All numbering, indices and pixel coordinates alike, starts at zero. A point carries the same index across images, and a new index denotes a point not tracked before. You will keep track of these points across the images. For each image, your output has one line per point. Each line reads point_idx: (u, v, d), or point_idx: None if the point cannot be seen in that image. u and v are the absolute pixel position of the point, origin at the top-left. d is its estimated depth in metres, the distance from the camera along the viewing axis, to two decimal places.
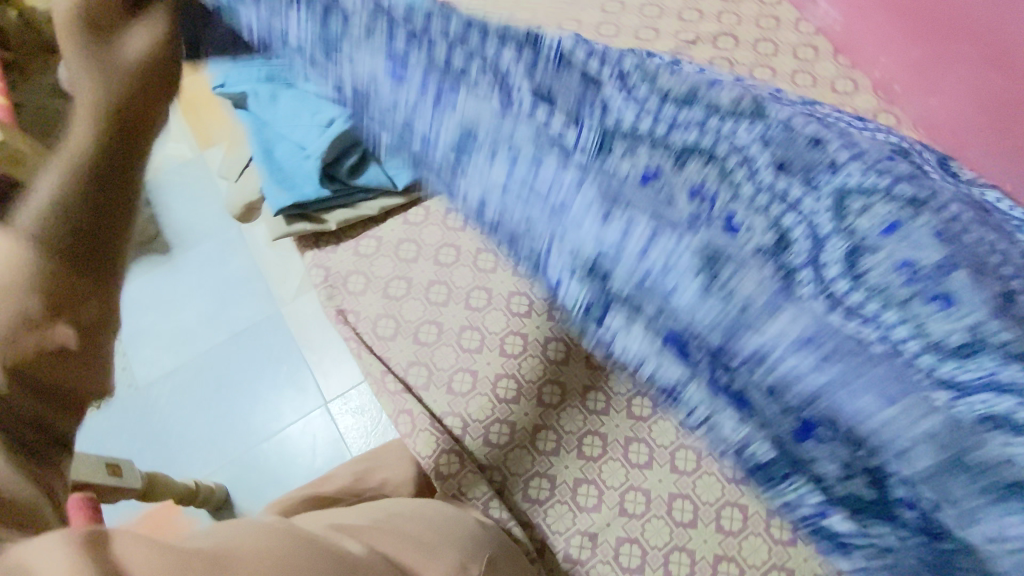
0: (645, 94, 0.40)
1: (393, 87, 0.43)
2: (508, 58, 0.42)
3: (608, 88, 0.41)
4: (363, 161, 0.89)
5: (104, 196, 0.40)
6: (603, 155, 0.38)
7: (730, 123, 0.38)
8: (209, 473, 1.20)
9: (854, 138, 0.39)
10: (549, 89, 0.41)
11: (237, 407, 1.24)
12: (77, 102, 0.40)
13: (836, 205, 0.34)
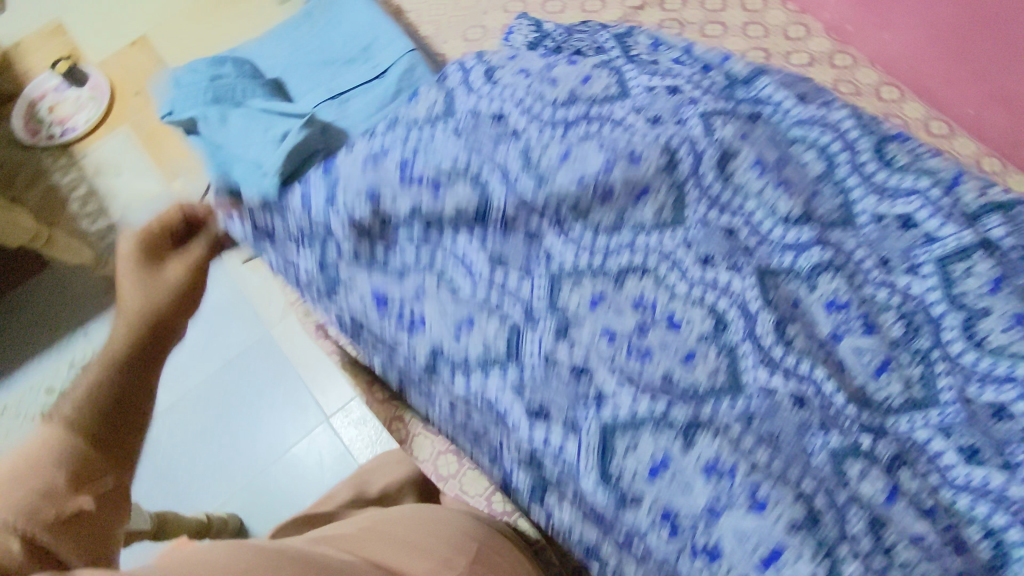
0: (579, 232, 0.66)
1: (379, 317, 0.67)
2: (463, 244, 0.67)
3: (551, 234, 0.67)
4: None
5: (140, 377, 0.60)
6: (558, 311, 0.63)
7: (656, 237, 0.66)
8: (220, 504, 1.19)
9: (739, 234, 0.67)
10: (500, 252, 0.66)
11: (239, 434, 1.23)
12: (124, 307, 0.62)
13: (744, 313, 0.62)
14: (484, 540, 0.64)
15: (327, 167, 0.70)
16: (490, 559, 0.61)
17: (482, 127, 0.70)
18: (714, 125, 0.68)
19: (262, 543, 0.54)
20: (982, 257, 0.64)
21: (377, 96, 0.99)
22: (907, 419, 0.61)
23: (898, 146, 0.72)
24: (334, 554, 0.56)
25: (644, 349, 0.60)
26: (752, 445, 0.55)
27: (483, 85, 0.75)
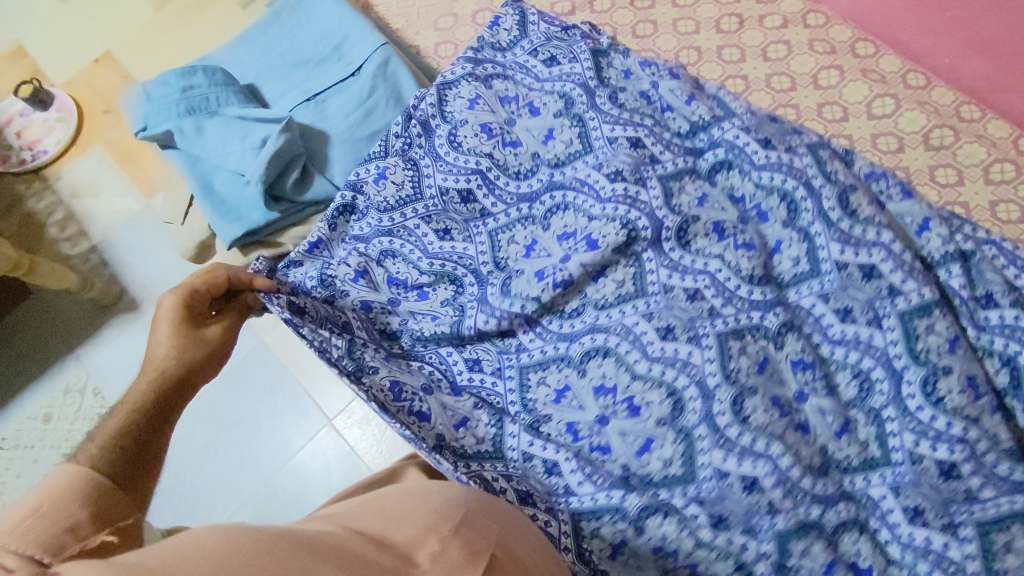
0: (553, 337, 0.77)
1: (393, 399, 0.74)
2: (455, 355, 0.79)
3: (531, 372, 0.76)
4: (304, 175, 0.86)
5: (157, 426, 0.62)
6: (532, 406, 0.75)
7: (617, 312, 0.75)
8: (230, 514, 1.17)
9: (702, 295, 0.73)
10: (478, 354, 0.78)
11: (242, 442, 1.22)
12: (163, 343, 0.66)
13: (701, 393, 0.69)
14: (474, 504, 0.52)
15: (312, 243, 0.83)
16: (478, 520, 0.50)
17: (451, 209, 0.84)
18: (673, 191, 0.78)
19: (219, 533, 0.42)
20: (940, 315, 0.67)
21: (354, 94, 0.91)
22: (863, 476, 0.66)
23: (861, 196, 0.74)
24: (291, 538, 0.44)
25: (602, 444, 0.71)
26: (722, 534, 0.65)
27: (449, 152, 0.86)
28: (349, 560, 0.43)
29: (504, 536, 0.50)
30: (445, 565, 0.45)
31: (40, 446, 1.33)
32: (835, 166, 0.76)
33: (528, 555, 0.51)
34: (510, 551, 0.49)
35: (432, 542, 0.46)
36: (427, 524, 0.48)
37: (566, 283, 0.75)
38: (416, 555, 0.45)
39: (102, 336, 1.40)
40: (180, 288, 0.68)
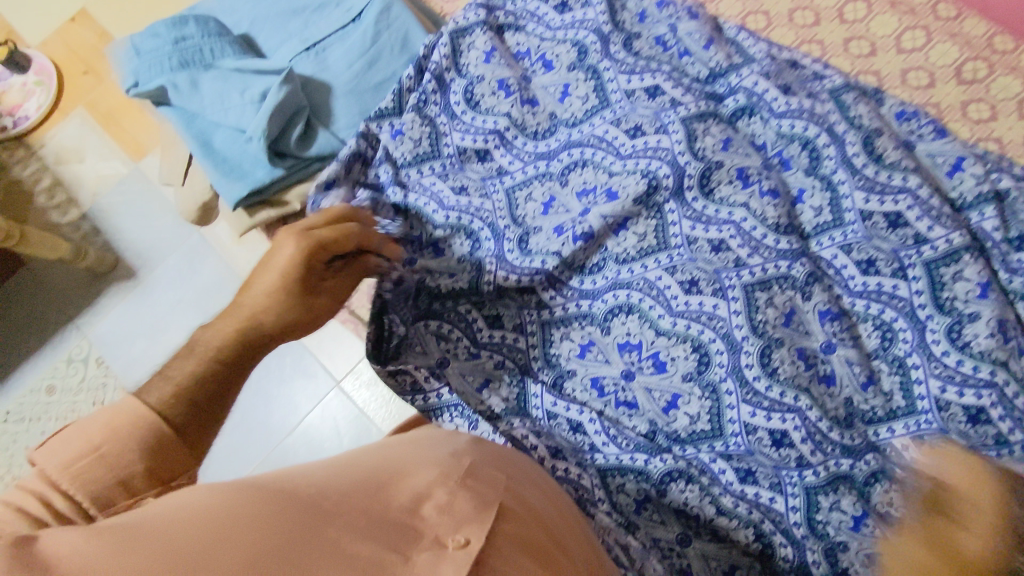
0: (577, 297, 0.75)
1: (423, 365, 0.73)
2: (478, 320, 0.76)
3: (554, 329, 0.75)
4: (310, 130, 0.82)
5: (228, 382, 0.58)
6: (555, 365, 0.74)
7: (640, 266, 0.73)
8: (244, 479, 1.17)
9: (728, 245, 0.71)
10: (499, 314, 0.76)
11: (252, 409, 1.21)
12: (269, 290, 0.62)
13: (727, 346, 0.67)
14: (480, 455, 0.49)
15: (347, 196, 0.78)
16: (485, 472, 0.46)
17: (468, 168, 0.82)
18: (696, 135, 0.74)
19: (214, 492, 0.39)
20: (970, 260, 0.65)
21: (356, 43, 0.87)
22: (887, 427, 0.65)
23: (887, 140, 0.71)
24: (298, 489, 0.41)
25: (628, 400, 0.70)
26: (750, 488, 0.65)
27: (466, 111, 0.83)
28: (353, 507, 0.40)
29: (513, 485, 0.47)
30: (455, 518, 0.41)
31: (45, 417, 1.32)
32: (860, 108, 0.74)
33: (540, 502, 0.47)
34: (523, 500, 0.45)
35: (438, 496, 0.43)
36: (434, 475, 0.45)
37: (587, 236, 0.73)
38: (422, 506, 0.42)
39: (100, 306, 1.37)
40: (312, 238, 0.64)
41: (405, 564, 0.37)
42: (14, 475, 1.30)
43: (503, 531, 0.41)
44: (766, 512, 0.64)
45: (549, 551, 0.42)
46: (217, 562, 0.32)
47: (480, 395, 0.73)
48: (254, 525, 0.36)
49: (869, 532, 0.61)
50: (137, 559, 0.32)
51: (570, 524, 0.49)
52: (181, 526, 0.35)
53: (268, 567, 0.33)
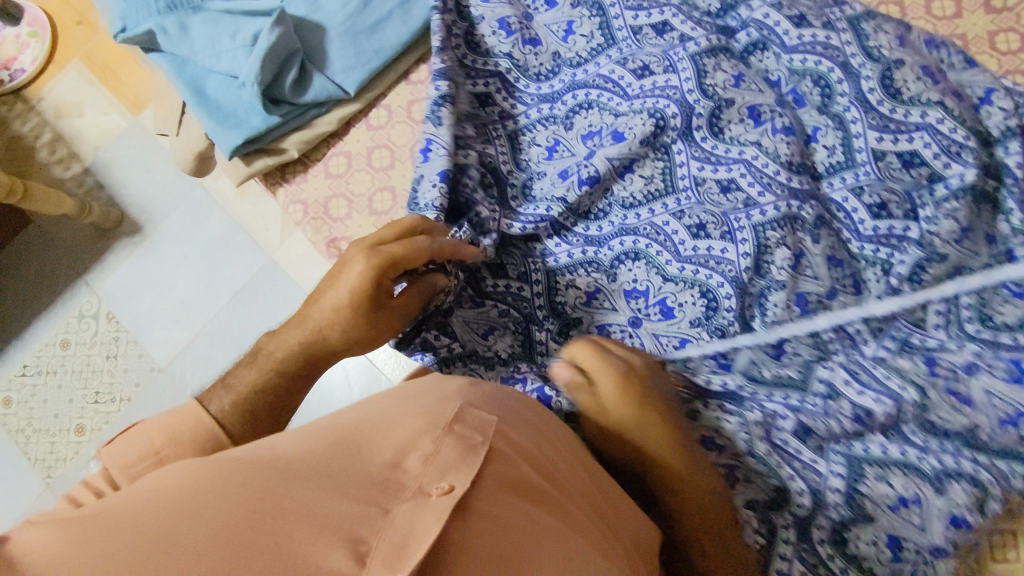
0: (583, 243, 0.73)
1: None
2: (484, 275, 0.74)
3: (562, 275, 0.73)
4: (305, 72, 0.79)
5: (286, 393, 0.58)
6: (560, 314, 0.72)
7: (645, 212, 0.72)
8: None
9: (738, 185, 0.69)
10: (502, 264, 0.74)
11: None
12: (337, 309, 0.57)
13: (735, 291, 0.66)
14: (469, 396, 0.45)
15: (438, 176, 0.71)
16: (475, 414, 0.43)
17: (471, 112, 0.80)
18: (706, 70, 0.71)
19: (180, 474, 0.35)
20: (970, 201, 0.64)
21: None
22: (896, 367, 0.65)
23: (907, 70, 0.67)
24: (276, 458, 0.37)
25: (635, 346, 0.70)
26: (793, 445, 0.61)
27: (469, 54, 0.81)
28: (333, 469, 0.37)
29: (503, 425, 0.44)
30: (439, 466, 0.38)
31: (62, 371, 1.34)
32: (883, 36, 0.69)
33: (532, 440, 0.45)
34: (512, 441, 0.43)
35: (424, 443, 0.39)
36: (421, 420, 0.41)
37: (593, 180, 0.71)
38: (406, 456, 0.38)
39: (108, 261, 1.37)
40: (384, 256, 0.57)
41: (385, 516, 0.33)
42: (35, 427, 1.32)
43: (490, 472, 0.39)
44: (800, 470, 0.60)
45: (537, 493, 0.41)
46: (185, 541, 0.29)
47: (486, 342, 0.70)
48: (224, 500, 0.32)
49: (906, 516, 0.57)
50: (102, 546, 0.28)
51: (567, 461, 0.47)
52: (144, 511, 0.31)
53: (241, 544, 0.29)
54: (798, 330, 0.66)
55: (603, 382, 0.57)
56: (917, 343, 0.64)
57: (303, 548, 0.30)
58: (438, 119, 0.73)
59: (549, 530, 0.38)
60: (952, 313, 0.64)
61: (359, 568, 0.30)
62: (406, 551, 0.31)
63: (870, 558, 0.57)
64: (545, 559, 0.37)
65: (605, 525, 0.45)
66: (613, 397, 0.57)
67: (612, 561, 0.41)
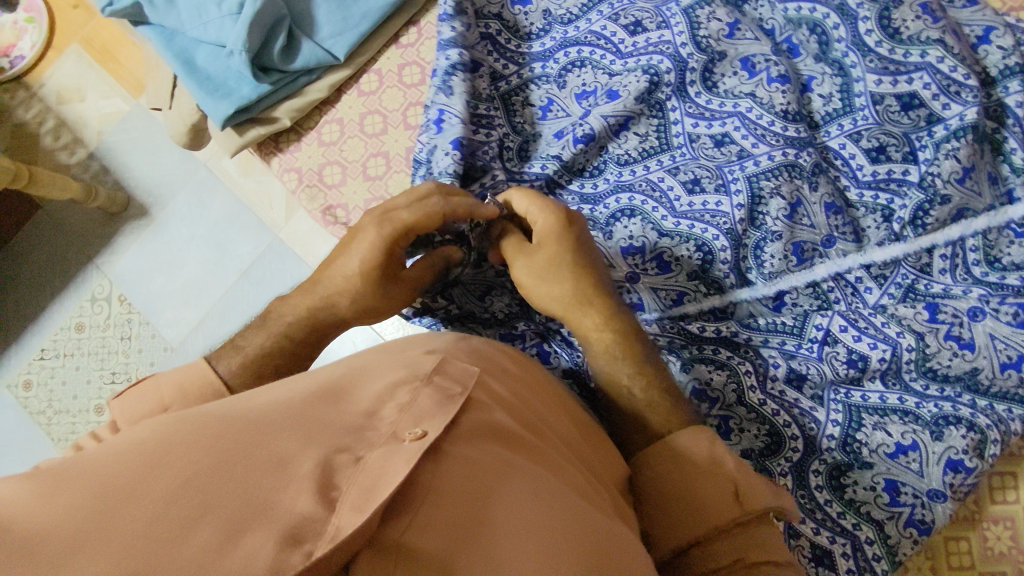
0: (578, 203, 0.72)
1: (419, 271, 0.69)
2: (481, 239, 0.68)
3: None
4: (293, 39, 0.78)
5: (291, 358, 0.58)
6: None
7: (641, 168, 0.71)
8: None
9: (731, 138, 0.69)
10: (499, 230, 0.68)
11: None
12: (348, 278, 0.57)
13: (731, 242, 0.65)
14: (452, 349, 0.46)
15: (451, 145, 0.69)
16: (455, 365, 0.43)
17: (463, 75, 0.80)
18: (699, 21, 0.71)
19: (162, 426, 0.36)
20: (970, 141, 0.63)
21: None
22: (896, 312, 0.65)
23: (906, 10, 0.67)
24: (256, 406, 0.38)
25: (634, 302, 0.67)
26: (791, 394, 0.62)
27: None
28: (308, 414, 0.38)
29: (484, 376, 0.44)
30: (415, 414, 0.39)
31: (79, 353, 1.36)
32: None
33: (512, 392, 0.45)
34: (491, 393, 0.43)
35: (401, 393, 0.40)
36: (400, 372, 0.42)
37: (588, 138, 0.70)
38: (383, 405, 0.39)
39: (116, 244, 1.39)
40: (394, 225, 0.56)
41: (357, 463, 0.35)
42: (56, 409, 1.35)
43: (466, 420, 0.40)
44: (796, 416, 0.61)
45: (516, 440, 0.41)
46: (152, 493, 0.30)
47: (483, 304, 0.70)
48: (196, 447, 0.33)
49: (904, 463, 0.58)
50: (72, 501, 0.30)
51: (550, 412, 0.48)
52: (120, 457, 0.32)
53: (208, 491, 0.31)
54: (798, 281, 0.65)
55: (539, 218, 0.59)
56: (922, 289, 0.64)
57: (271, 494, 0.32)
58: (449, 90, 0.72)
59: (527, 473, 0.39)
60: (957, 258, 0.64)
61: (329, 513, 0.32)
62: (377, 491, 0.33)
63: (867, 502, 0.58)
64: (520, 500, 0.37)
65: (586, 471, 0.46)
66: (549, 232, 0.59)
67: (594, 504, 0.41)
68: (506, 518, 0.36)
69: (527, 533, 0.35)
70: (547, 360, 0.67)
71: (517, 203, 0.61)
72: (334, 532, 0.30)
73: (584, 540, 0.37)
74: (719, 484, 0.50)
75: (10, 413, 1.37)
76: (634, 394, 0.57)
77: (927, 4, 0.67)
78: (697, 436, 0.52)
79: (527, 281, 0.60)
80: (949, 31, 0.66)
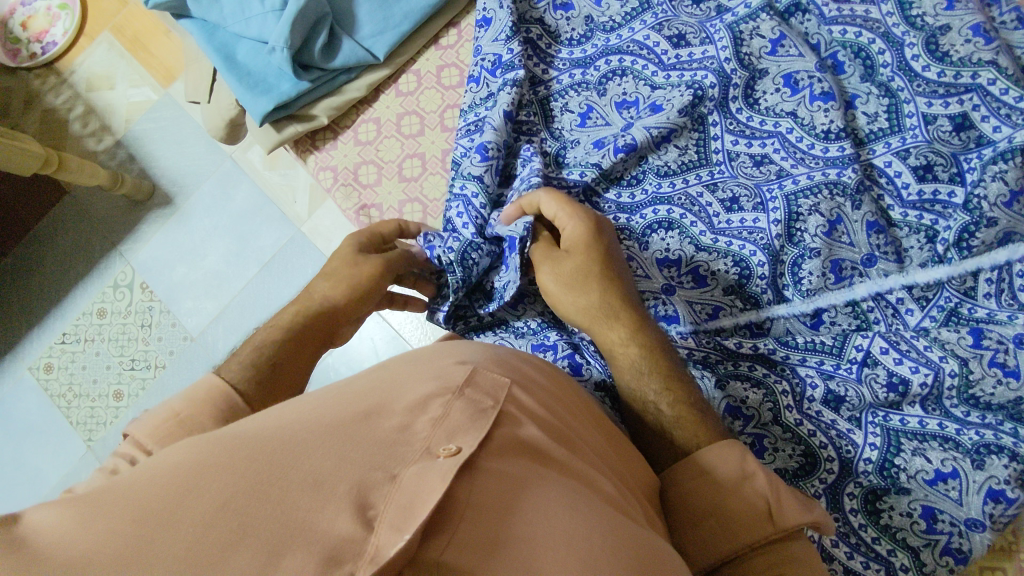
0: (613, 212, 0.71)
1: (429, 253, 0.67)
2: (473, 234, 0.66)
3: None
4: (334, 37, 0.78)
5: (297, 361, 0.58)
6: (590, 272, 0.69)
7: (679, 181, 0.70)
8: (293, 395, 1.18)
9: (771, 159, 0.69)
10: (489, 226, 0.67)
11: None
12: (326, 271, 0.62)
13: (769, 258, 0.65)
14: (484, 358, 0.45)
15: (481, 149, 0.69)
16: (487, 377, 0.43)
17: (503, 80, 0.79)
18: (742, 38, 0.70)
19: (199, 438, 0.36)
20: (1020, 163, 0.62)
21: None
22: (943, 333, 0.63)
23: (955, 35, 0.67)
24: (289, 420, 0.38)
25: (668, 314, 0.66)
26: (828, 415, 0.61)
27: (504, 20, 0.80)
28: (343, 424, 0.37)
29: (516, 388, 0.43)
30: (448, 429, 0.38)
31: (100, 339, 1.37)
32: (925, 3, 0.69)
33: (546, 405, 0.44)
34: (523, 405, 0.42)
35: (434, 406, 0.39)
36: (432, 384, 0.41)
37: (629, 148, 0.69)
38: (415, 419, 0.38)
39: (141, 231, 1.39)
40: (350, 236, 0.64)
41: (392, 481, 0.34)
42: (76, 393, 1.35)
43: (499, 434, 0.39)
44: (834, 438, 0.60)
45: (551, 455, 0.40)
46: (187, 518, 0.30)
47: (515, 311, 0.70)
48: (229, 468, 0.33)
49: (943, 490, 0.57)
50: (109, 529, 0.30)
51: (581, 424, 0.47)
52: (155, 482, 0.32)
53: (244, 513, 0.31)
54: (836, 300, 0.64)
55: (569, 225, 0.59)
56: (965, 313, 0.62)
57: (308, 514, 0.31)
58: (493, 102, 0.72)
59: (562, 485, 0.38)
60: (1003, 282, 0.62)
61: (367, 533, 0.31)
62: (414, 510, 0.32)
63: (903, 528, 0.57)
64: (557, 511, 0.36)
65: (622, 486, 0.45)
66: (577, 240, 0.59)
67: (631, 517, 0.40)
68: (543, 531, 0.35)
69: (565, 545, 0.34)
70: (579, 372, 0.65)
71: (546, 207, 0.61)
72: (375, 553, 0.30)
73: (622, 550, 0.35)
74: (749, 499, 0.49)
75: (30, 395, 1.38)
76: (662, 409, 0.55)
77: (978, 26, 0.66)
78: (723, 451, 0.51)
79: (552, 285, 0.61)
80: (1003, 51, 0.66)
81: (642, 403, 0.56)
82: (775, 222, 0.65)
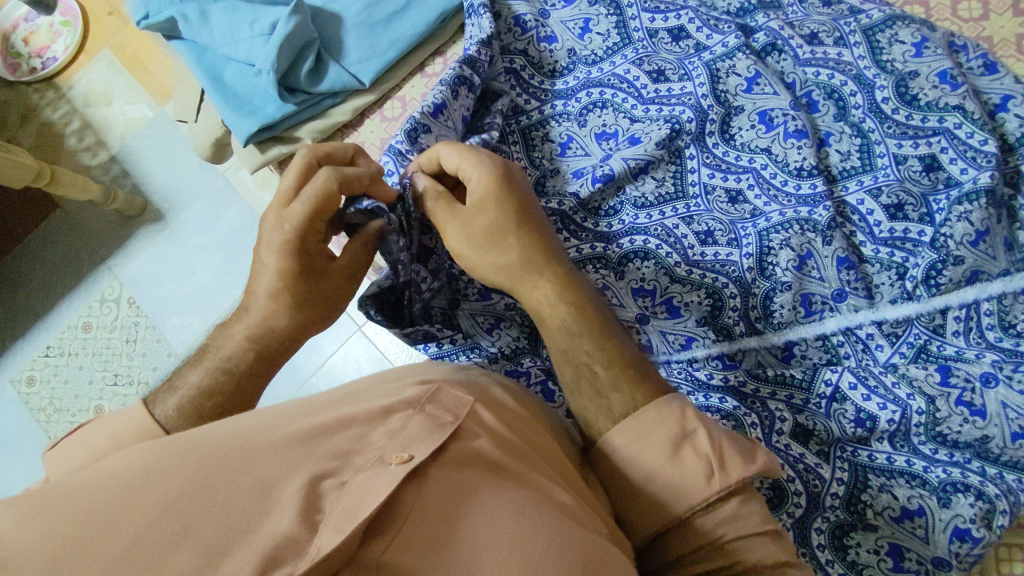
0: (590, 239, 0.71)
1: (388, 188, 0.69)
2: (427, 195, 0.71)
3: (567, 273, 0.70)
4: (321, 62, 0.80)
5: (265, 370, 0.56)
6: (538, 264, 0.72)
7: (656, 212, 0.71)
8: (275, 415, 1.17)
9: (745, 196, 0.70)
10: None
11: None
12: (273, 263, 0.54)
13: (740, 290, 0.66)
14: (447, 378, 0.45)
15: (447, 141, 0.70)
16: (451, 394, 0.42)
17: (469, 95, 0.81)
18: (719, 75, 0.72)
19: (158, 442, 0.37)
20: (984, 205, 0.62)
21: None
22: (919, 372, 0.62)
23: (922, 80, 0.69)
24: (243, 427, 0.38)
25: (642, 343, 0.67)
26: (796, 448, 0.61)
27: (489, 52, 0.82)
28: (299, 431, 0.37)
29: (478, 405, 0.43)
30: (404, 439, 0.38)
31: (82, 354, 1.36)
32: (895, 50, 0.71)
33: (509, 423, 0.44)
34: (483, 422, 0.42)
35: (393, 419, 0.39)
36: (392, 397, 0.41)
37: (607, 178, 0.70)
38: (373, 430, 0.39)
39: (130, 246, 1.39)
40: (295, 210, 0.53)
41: (341, 488, 0.34)
42: (56, 407, 1.34)
43: (456, 446, 0.39)
44: (801, 472, 0.60)
45: (511, 471, 0.39)
46: (127, 522, 0.30)
47: (490, 337, 0.69)
48: (178, 472, 0.33)
49: (910, 528, 0.57)
50: (50, 530, 0.30)
51: (546, 440, 0.46)
52: (105, 485, 0.33)
53: (188, 516, 0.31)
54: (807, 333, 0.65)
55: (474, 175, 0.55)
56: (934, 350, 0.63)
57: (254, 517, 0.32)
58: (456, 93, 0.73)
59: (514, 492, 0.37)
60: (971, 320, 0.62)
61: (311, 535, 0.31)
62: (358, 512, 0.32)
63: (870, 565, 0.56)
64: (504, 517, 0.35)
65: (585, 503, 0.44)
66: (481, 191, 0.55)
67: (588, 528, 0.39)
68: (488, 535, 0.35)
69: (508, 550, 0.34)
70: (551, 398, 0.66)
71: (447, 159, 0.57)
72: (314, 553, 0.30)
73: (566, 551, 0.35)
74: (689, 462, 0.46)
75: (9, 408, 1.36)
76: (596, 371, 0.53)
77: (945, 73, 0.68)
78: (664, 417, 0.48)
79: (464, 247, 0.56)
80: (970, 96, 0.67)
81: (575, 365, 0.54)
82: (751, 257, 0.67)
